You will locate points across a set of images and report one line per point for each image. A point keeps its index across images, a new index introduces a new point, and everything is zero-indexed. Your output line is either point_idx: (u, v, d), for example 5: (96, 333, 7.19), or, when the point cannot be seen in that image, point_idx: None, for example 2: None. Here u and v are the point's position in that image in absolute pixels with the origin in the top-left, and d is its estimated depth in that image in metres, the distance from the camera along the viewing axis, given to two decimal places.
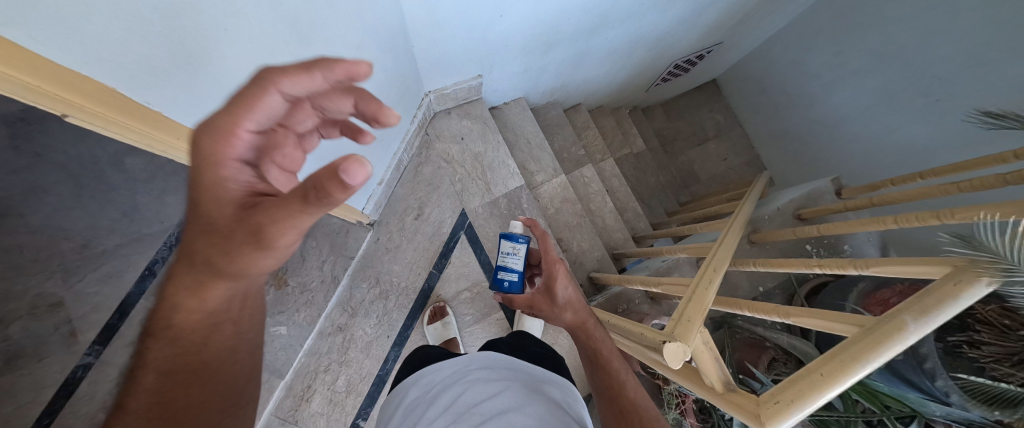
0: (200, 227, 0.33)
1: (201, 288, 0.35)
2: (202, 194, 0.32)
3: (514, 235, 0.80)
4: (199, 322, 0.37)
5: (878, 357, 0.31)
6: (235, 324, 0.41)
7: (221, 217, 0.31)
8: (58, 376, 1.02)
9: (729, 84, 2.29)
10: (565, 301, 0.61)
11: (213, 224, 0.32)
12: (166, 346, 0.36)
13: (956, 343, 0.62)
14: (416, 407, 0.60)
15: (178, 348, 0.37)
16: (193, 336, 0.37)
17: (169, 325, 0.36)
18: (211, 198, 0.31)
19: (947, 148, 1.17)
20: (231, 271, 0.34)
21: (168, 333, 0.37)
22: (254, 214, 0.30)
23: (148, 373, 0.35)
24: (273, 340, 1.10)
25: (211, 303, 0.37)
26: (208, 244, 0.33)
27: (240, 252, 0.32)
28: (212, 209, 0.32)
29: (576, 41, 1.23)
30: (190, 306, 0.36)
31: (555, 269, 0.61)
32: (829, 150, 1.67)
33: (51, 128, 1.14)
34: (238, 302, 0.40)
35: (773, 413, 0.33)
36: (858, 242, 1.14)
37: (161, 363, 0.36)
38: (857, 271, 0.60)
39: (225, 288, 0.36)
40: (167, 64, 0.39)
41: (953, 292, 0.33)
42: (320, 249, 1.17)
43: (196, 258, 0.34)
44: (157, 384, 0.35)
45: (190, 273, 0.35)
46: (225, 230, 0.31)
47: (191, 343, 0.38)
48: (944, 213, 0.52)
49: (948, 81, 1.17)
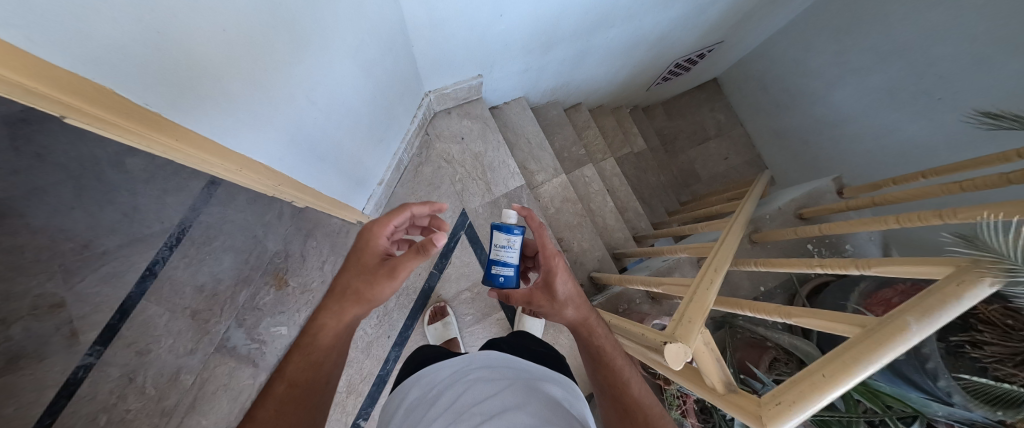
0: (349, 276, 0.58)
1: (341, 312, 0.55)
2: (360, 255, 0.60)
3: (509, 225, 0.68)
4: (327, 342, 0.54)
5: (880, 358, 0.30)
6: (341, 344, 0.56)
7: (369, 264, 0.58)
8: (59, 377, 1.02)
9: (730, 83, 2.28)
10: (566, 297, 0.58)
11: (362, 268, 0.58)
12: (301, 360, 0.52)
13: (958, 343, 0.62)
14: (417, 407, 0.59)
15: (304, 364, 0.52)
16: (316, 355, 0.53)
17: (310, 343, 0.53)
18: (366, 255, 0.59)
19: (950, 147, 1.16)
20: (362, 295, 0.56)
21: (305, 350, 0.53)
22: (386, 264, 0.57)
23: (281, 382, 0.50)
24: (274, 340, 1.17)
25: (338, 317, 0.55)
26: (355, 280, 0.57)
27: (373, 284, 0.56)
28: (365, 260, 0.59)
29: (577, 40, 1.23)
30: (329, 326, 0.55)
31: (553, 262, 0.57)
32: (830, 149, 1.67)
33: (51, 129, 1.14)
34: (349, 325, 0.57)
35: (774, 414, 0.33)
36: (860, 241, 1.13)
37: (291, 377, 0.51)
38: (859, 271, 0.60)
39: (353, 306, 0.56)
40: (168, 65, 0.39)
41: (956, 292, 0.33)
42: (320, 250, 1.23)
43: (341, 290, 0.57)
44: (284, 394, 0.49)
45: (338, 302, 0.56)
46: (368, 271, 0.57)
47: (314, 361, 0.53)
48: (947, 213, 0.51)
49: (950, 79, 1.16)
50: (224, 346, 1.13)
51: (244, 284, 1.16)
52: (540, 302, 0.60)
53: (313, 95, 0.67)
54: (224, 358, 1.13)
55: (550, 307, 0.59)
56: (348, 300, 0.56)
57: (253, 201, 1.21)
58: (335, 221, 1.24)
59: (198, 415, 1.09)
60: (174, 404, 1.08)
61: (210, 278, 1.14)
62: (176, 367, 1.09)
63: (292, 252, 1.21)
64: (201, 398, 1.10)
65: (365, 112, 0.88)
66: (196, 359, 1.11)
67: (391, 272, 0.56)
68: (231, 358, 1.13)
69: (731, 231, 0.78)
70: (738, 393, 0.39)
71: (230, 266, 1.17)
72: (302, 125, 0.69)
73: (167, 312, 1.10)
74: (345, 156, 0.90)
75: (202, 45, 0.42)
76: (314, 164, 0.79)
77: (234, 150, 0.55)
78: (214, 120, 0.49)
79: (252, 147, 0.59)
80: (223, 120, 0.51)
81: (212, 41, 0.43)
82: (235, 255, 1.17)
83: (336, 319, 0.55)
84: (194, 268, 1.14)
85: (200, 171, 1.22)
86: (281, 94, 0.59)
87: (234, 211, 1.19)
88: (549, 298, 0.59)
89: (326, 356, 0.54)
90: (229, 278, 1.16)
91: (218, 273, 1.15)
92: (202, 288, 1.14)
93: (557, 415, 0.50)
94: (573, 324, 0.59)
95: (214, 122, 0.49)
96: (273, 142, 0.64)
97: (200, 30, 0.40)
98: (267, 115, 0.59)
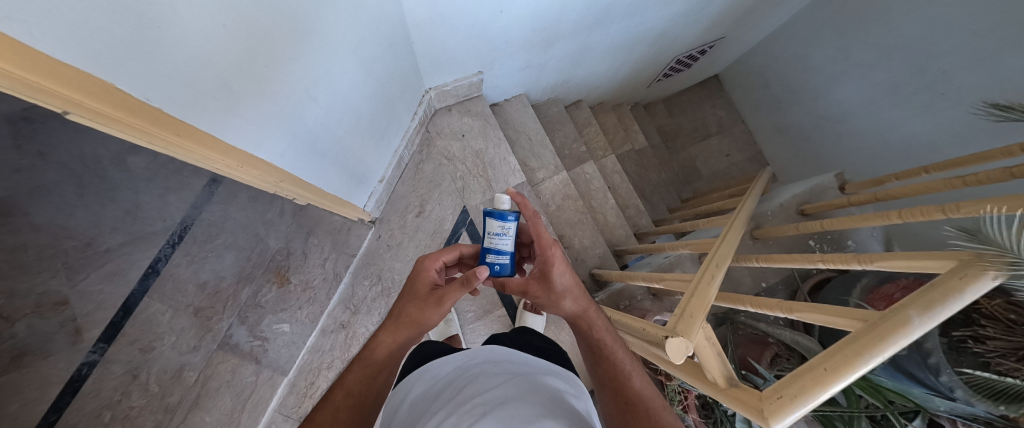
0: (404, 300, 0.59)
1: (395, 331, 0.56)
2: (412, 283, 0.60)
3: (503, 212, 0.64)
4: (381, 358, 0.54)
5: (881, 352, 0.30)
6: (392, 363, 0.56)
7: (420, 292, 0.59)
8: (63, 374, 1.03)
9: (732, 79, 2.27)
10: (564, 288, 0.58)
11: (413, 296, 0.58)
12: (358, 372, 0.53)
13: (961, 338, 0.61)
14: (421, 402, 0.60)
15: (362, 376, 0.53)
16: (371, 369, 0.54)
17: (368, 357, 0.54)
18: (417, 283, 0.60)
19: (952, 142, 1.15)
20: (411, 317, 0.56)
21: (364, 361, 0.54)
22: (434, 293, 0.58)
23: (339, 392, 0.52)
24: (276, 337, 1.15)
25: (393, 334, 0.56)
26: (408, 306, 0.57)
27: (422, 310, 0.56)
28: (416, 287, 0.59)
29: (577, 36, 1.22)
30: (385, 343, 0.55)
31: (550, 253, 0.57)
32: (833, 144, 1.66)
33: (54, 128, 1.14)
34: (405, 345, 0.57)
35: (775, 408, 0.32)
36: (862, 237, 1.13)
37: (349, 387, 0.52)
38: (860, 266, 0.59)
39: (406, 326, 0.56)
40: (168, 59, 0.39)
41: (958, 285, 0.32)
42: (322, 247, 1.21)
43: (396, 314, 0.57)
44: (340, 402, 0.50)
45: (393, 321, 0.57)
46: (419, 298, 0.58)
47: (368, 375, 0.53)
48: (950, 208, 0.51)
49: (953, 74, 1.16)
50: (226, 343, 1.12)
51: (246, 281, 1.16)
52: (538, 294, 0.60)
53: (313, 91, 0.67)
54: (228, 355, 1.12)
55: (548, 299, 0.59)
56: (401, 322, 0.56)
57: (254, 199, 1.21)
58: (336, 218, 1.24)
59: (201, 412, 1.08)
60: (177, 401, 1.08)
61: (212, 275, 1.15)
62: (179, 364, 1.09)
63: (294, 250, 1.20)
64: (204, 395, 1.09)
65: (366, 109, 0.88)
66: (198, 357, 1.10)
67: (437, 303, 0.56)
68: (235, 354, 1.12)
69: (733, 227, 0.78)
70: (740, 388, 0.38)
71: (232, 264, 1.17)
72: (302, 122, 0.69)
73: (170, 309, 1.11)
74: (346, 153, 0.90)
75: (203, 41, 0.42)
76: (315, 161, 0.79)
77: (234, 146, 0.55)
78: (215, 117, 0.50)
79: (254, 142, 0.59)
80: (224, 115, 0.51)
81: (212, 37, 0.43)
82: (237, 253, 1.17)
83: (392, 334, 0.56)
84: (195, 266, 1.15)
85: (202, 168, 1.22)
86: (282, 90, 0.59)
87: (234, 209, 1.20)
88: (548, 291, 0.58)
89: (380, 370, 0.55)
90: (231, 276, 1.16)
91: (220, 270, 1.15)
92: (205, 285, 1.14)
93: (563, 409, 0.50)
94: (572, 318, 0.59)
95: (215, 119, 0.50)
96: (274, 138, 0.64)
97: (199, 25, 0.40)
98: (267, 111, 0.59)
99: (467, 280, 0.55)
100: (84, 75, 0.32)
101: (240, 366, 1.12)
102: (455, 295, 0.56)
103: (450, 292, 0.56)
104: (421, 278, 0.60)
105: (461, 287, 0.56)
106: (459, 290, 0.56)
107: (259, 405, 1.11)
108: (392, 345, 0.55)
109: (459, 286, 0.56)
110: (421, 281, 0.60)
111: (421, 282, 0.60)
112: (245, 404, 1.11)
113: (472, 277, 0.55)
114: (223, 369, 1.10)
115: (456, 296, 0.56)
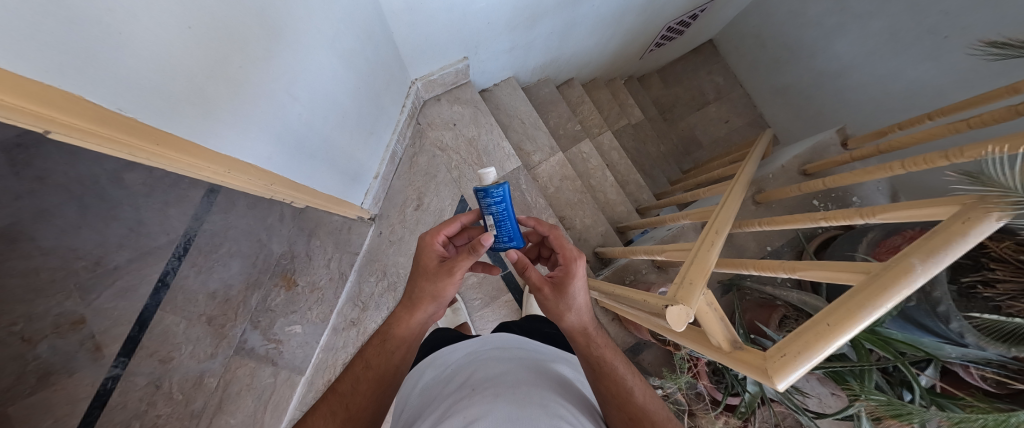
0: (414, 275, 0.58)
1: (413, 310, 0.55)
2: (421, 259, 0.59)
3: (488, 187, 0.61)
4: (400, 334, 0.55)
5: (882, 303, 0.29)
6: (407, 341, 0.55)
7: (429, 266, 0.57)
8: (89, 389, 1.07)
9: (727, 43, 2.21)
10: (574, 305, 0.55)
11: (424, 272, 0.57)
12: (378, 346, 0.55)
13: (970, 283, 0.60)
14: (432, 386, 0.61)
15: (380, 350, 0.54)
16: (390, 345, 0.54)
17: (387, 332, 0.55)
18: (425, 259, 0.58)
19: (958, 87, 1.11)
20: (420, 292, 0.56)
21: (383, 337, 0.55)
22: (443, 266, 0.56)
23: (360, 364, 0.54)
24: (290, 339, 1.17)
25: (407, 308, 0.56)
26: (420, 281, 0.56)
27: (436, 284, 0.55)
28: (426, 262, 0.58)
29: (562, 12, 1.19)
30: (404, 320, 0.55)
31: (575, 266, 0.57)
32: (834, 99, 1.61)
33: (48, 152, 1.16)
34: (420, 326, 0.56)
35: (780, 365, 0.31)
36: (867, 192, 1.12)
37: (368, 361, 0.54)
38: (864, 220, 0.57)
39: (418, 299, 0.56)
40: (123, 59, 0.37)
41: (962, 229, 0.31)
42: (325, 247, 1.23)
43: (410, 293, 0.57)
44: (360, 374, 0.53)
45: (409, 297, 0.56)
46: (430, 272, 0.56)
47: (387, 350, 0.54)
48: (953, 152, 0.49)
49: (956, 15, 1.10)
50: (242, 348, 1.15)
51: (253, 288, 1.18)
52: (544, 298, 0.58)
53: (291, 89, 0.66)
54: (245, 359, 1.15)
55: (551, 306, 0.57)
56: (417, 300, 0.56)
57: (253, 206, 1.22)
58: (336, 218, 1.25)
59: (225, 415, 1.12)
60: (201, 407, 1.11)
61: (222, 284, 1.17)
62: (199, 371, 1.12)
63: (297, 253, 1.21)
64: (226, 399, 1.13)
65: (350, 106, 0.87)
66: (216, 363, 1.13)
67: (448, 275, 0.55)
68: (251, 358, 1.15)
69: (733, 193, 0.77)
70: (744, 349, 0.37)
71: (240, 271, 1.18)
72: (286, 122, 0.69)
73: (184, 320, 1.13)
74: (335, 152, 0.90)
75: (166, 43, 0.41)
76: (304, 162, 0.79)
77: (218, 151, 0.55)
78: (190, 124, 0.49)
79: (238, 148, 0.59)
80: (201, 122, 0.50)
81: (178, 41, 0.42)
82: (243, 261, 1.19)
83: (406, 309, 0.56)
84: (203, 275, 1.17)
85: (199, 180, 1.23)
86: (260, 91, 0.58)
87: (234, 217, 1.21)
88: (556, 299, 0.56)
89: (397, 345, 0.54)
90: (240, 283, 1.18)
91: (228, 279, 1.17)
92: (215, 294, 1.16)
93: (574, 402, 0.51)
94: (570, 331, 0.57)
95: (190, 125, 0.49)
96: (259, 142, 0.63)
97: (162, 25, 0.39)
98: (249, 112, 0.58)
99: (473, 246, 0.53)
100: (49, 89, 0.31)
101: (258, 370, 1.15)
102: (464, 264, 0.54)
103: (460, 264, 0.54)
104: (424, 252, 0.59)
105: (468, 257, 0.54)
106: (465, 259, 0.54)
107: (281, 405, 1.14)
108: (405, 319, 0.55)
109: (465, 256, 0.54)
110: (425, 256, 0.59)
111: (425, 256, 0.59)
112: (266, 405, 1.14)
113: (473, 245, 0.53)
114: (243, 374, 1.14)
115: (466, 265, 0.55)
